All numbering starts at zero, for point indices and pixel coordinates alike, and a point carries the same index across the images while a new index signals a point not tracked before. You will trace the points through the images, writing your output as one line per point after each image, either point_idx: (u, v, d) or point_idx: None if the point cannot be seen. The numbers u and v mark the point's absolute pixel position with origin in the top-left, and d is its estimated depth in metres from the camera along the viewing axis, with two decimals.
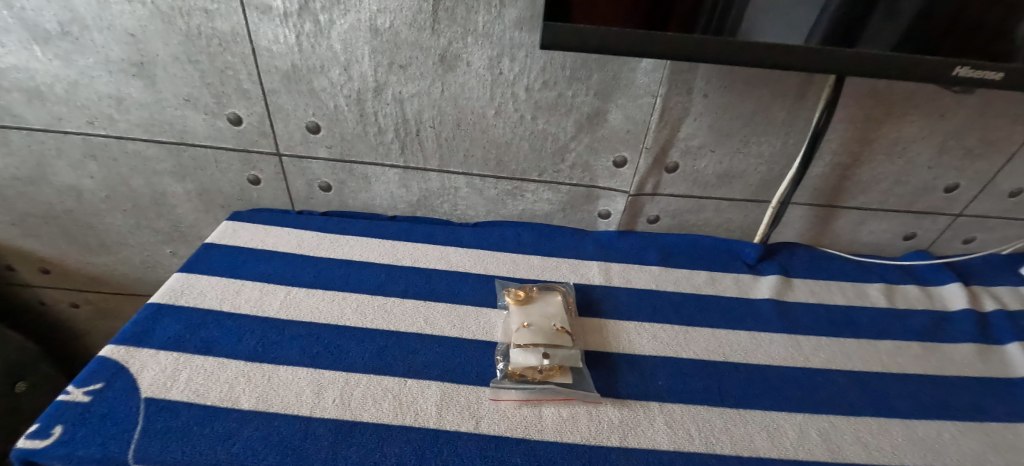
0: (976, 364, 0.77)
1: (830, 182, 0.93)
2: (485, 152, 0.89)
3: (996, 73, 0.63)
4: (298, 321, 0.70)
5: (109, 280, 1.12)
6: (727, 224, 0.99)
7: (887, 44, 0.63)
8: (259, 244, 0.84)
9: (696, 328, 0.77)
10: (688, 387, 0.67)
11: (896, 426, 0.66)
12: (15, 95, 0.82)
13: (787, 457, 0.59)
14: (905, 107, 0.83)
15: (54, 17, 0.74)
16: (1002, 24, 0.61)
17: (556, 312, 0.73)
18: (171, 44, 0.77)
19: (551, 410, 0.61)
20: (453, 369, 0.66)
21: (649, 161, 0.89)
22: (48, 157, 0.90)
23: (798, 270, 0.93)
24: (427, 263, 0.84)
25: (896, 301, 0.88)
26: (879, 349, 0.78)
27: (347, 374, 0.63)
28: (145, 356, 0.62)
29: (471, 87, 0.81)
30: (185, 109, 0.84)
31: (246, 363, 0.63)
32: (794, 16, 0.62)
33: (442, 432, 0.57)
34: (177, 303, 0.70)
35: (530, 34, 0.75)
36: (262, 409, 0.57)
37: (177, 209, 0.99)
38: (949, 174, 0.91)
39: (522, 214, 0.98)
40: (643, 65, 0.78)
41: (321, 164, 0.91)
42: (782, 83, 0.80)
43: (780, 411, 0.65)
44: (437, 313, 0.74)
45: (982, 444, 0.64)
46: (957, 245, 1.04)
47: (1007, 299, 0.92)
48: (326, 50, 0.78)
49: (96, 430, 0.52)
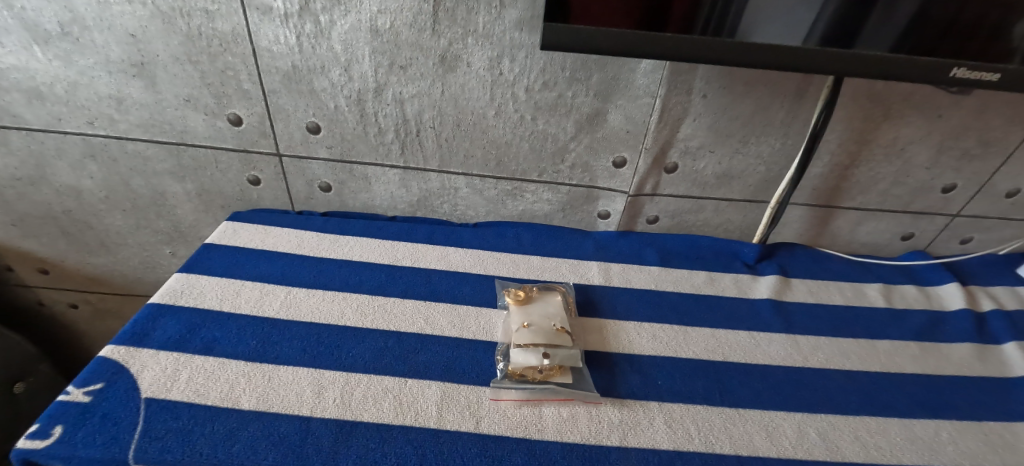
0: (973, 364, 0.77)
1: (829, 182, 0.93)
2: (485, 152, 0.89)
3: (993, 73, 0.63)
4: (299, 321, 0.70)
5: (109, 280, 1.12)
6: (727, 225, 0.99)
7: (885, 45, 0.63)
8: (259, 244, 0.84)
9: (695, 328, 0.77)
10: (688, 387, 0.67)
11: (894, 425, 0.66)
12: (15, 96, 0.82)
13: (786, 456, 0.60)
14: (903, 107, 0.83)
15: (54, 18, 0.74)
16: (1000, 25, 0.61)
17: (556, 312, 0.73)
18: (172, 45, 0.77)
19: (551, 410, 0.61)
20: (453, 369, 0.66)
21: (648, 161, 0.89)
22: (48, 157, 0.90)
23: (797, 270, 0.94)
24: (427, 263, 0.84)
25: (894, 301, 0.89)
26: (877, 349, 0.78)
27: (347, 374, 0.63)
28: (145, 357, 0.62)
29: (471, 87, 0.81)
30: (186, 109, 0.84)
31: (247, 363, 0.63)
32: (793, 18, 0.62)
33: (442, 431, 0.57)
34: (177, 304, 0.70)
35: (530, 35, 0.76)
36: (263, 409, 0.57)
37: (177, 209, 0.99)
38: (947, 174, 0.92)
39: (522, 215, 0.98)
40: (643, 65, 0.78)
41: (321, 164, 0.91)
42: (780, 84, 0.80)
43: (779, 411, 0.66)
44: (438, 313, 0.75)
45: (980, 444, 0.64)
46: (955, 245, 1.05)
47: (1005, 299, 0.92)
48: (327, 51, 0.78)
49: (96, 430, 0.52)
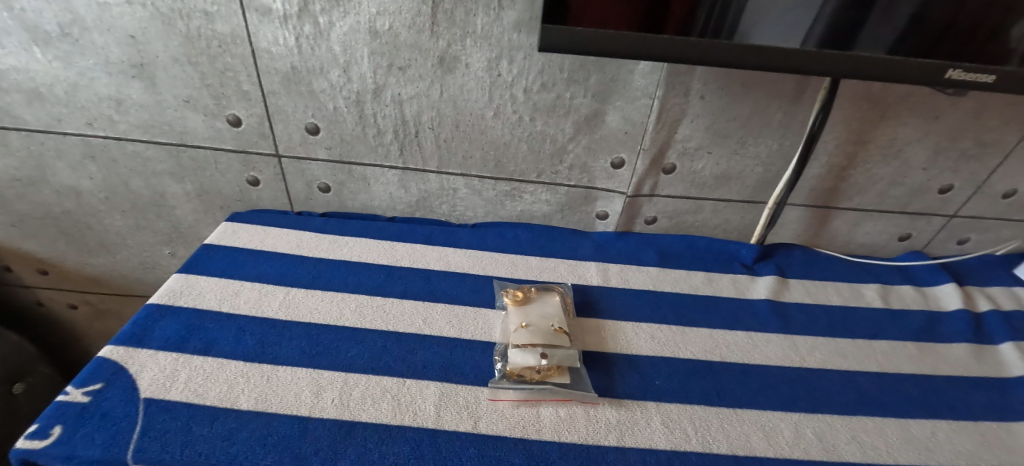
0: (970, 364, 0.78)
1: (827, 183, 0.93)
2: (484, 153, 0.89)
3: (989, 75, 0.64)
4: (298, 321, 0.70)
5: (108, 281, 1.12)
6: (725, 225, 1.00)
7: (882, 46, 0.63)
8: (258, 244, 0.85)
9: (693, 328, 0.78)
10: (685, 387, 0.68)
11: (891, 425, 0.66)
12: (15, 97, 0.82)
13: (783, 456, 0.60)
14: (900, 109, 0.83)
15: (54, 19, 0.75)
16: (996, 28, 0.62)
17: (554, 313, 0.73)
18: (171, 46, 0.77)
19: (549, 410, 0.62)
20: (451, 369, 0.66)
21: (646, 162, 0.89)
22: (48, 158, 0.90)
23: (795, 270, 0.94)
24: (425, 263, 0.85)
25: (892, 302, 0.89)
26: (875, 349, 0.78)
27: (346, 374, 0.64)
28: (144, 357, 0.62)
29: (470, 88, 0.82)
30: (185, 110, 0.84)
31: (246, 363, 0.63)
32: (790, 20, 0.62)
33: (440, 431, 0.58)
34: (177, 304, 0.70)
35: (529, 37, 0.76)
36: (262, 409, 0.58)
37: (176, 210, 0.99)
38: (944, 175, 0.92)
39: (521, 215, 0.98)
40: (641, 67, 0.78)
41: (320, 165, 0.91)
42: (778, 85, 0.81)
43: (776, 411, 0.66)
44: (436, 314, 0.75)
45: (976, 443, 0.65)
46: (952, 246, 1.05)
47: (1002, 300, 0.93)
48: (326, 52, 0.78)
49: (95, 430, 0.53)
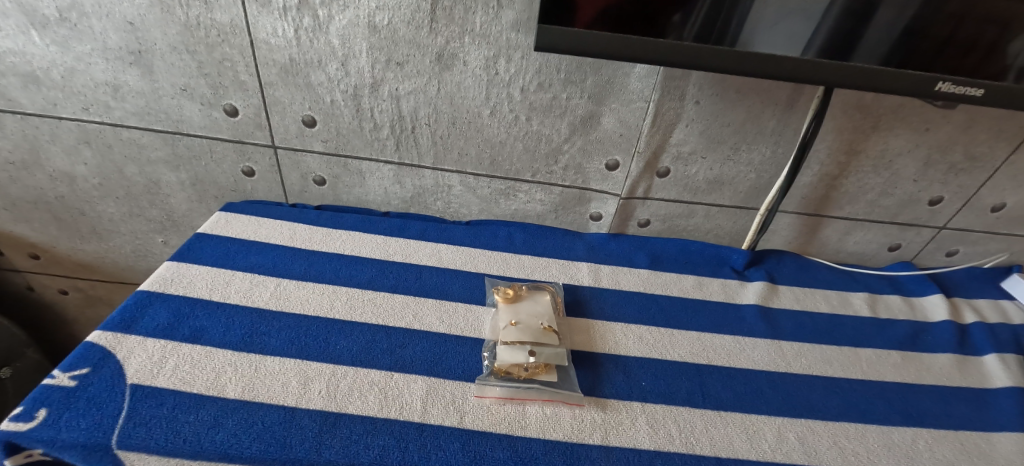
0: (954, 375, 0.79)
1: (818, 192, 0.94)
2: (479, 151, 0.90)
3: (977, 89, 0.64)
4: (287, 312, 0.71)
5: (101, 267, 1.12)
6: (717, 230, 1.00)
7: (874, 58, 0.64)
8: (251, 235, 0.85)
9: (682, 331, 0.78)
10: (669, 388, 0.68)
11: (873, 432, 0.67)
12: (11, 80, 0.82)
13: (764, 459, 0.61)
14: (892, 120, 0.84)
15: (53, 3, 0.74)
16: (989, 44, 0.62)
17: (544, 312, 0.74)
18: (170, 35, 0.78)
19: (535, 408, 0.62)
20: (439, 363, 0.67)
21: (640, 165, 0.90)
22: (42, 142, 0.90)
23: (785, 277, 0.94)
24: (417, 259, 0.85)
25: (879, 311, 0.90)
26: (860, 356, 0.79)
27: (333, 366, 0.64)
28: (132, 343, 0.62)
29: (467, 86, 0.82)
30: (182, 98, 0.85)
31: (234, 352, 0.63)
32: (787, 27, 0.63)
33: (426, 425, 0.58)
34: (166, 292, 0.70)
35: (527, 37, 0.76)
36: (248, 399, 0.58)
37: (170, 198, 0.99)
38: (934, 187, 0.93)
39: (514, 214, 0.99)
40: (637, 70, 0.79)
41: (316, 158, 0.92)
42: (772, 92, 0.81)
43: (761, 414, 0.67)
44: (426, 309, 0.75)
45: (955, 452, 0.66)
46: (941, 257, 1.06)
47: (988, 312, 0.94)
48: (324, 45, 0.78)
49: (81, 414, 0.52)
